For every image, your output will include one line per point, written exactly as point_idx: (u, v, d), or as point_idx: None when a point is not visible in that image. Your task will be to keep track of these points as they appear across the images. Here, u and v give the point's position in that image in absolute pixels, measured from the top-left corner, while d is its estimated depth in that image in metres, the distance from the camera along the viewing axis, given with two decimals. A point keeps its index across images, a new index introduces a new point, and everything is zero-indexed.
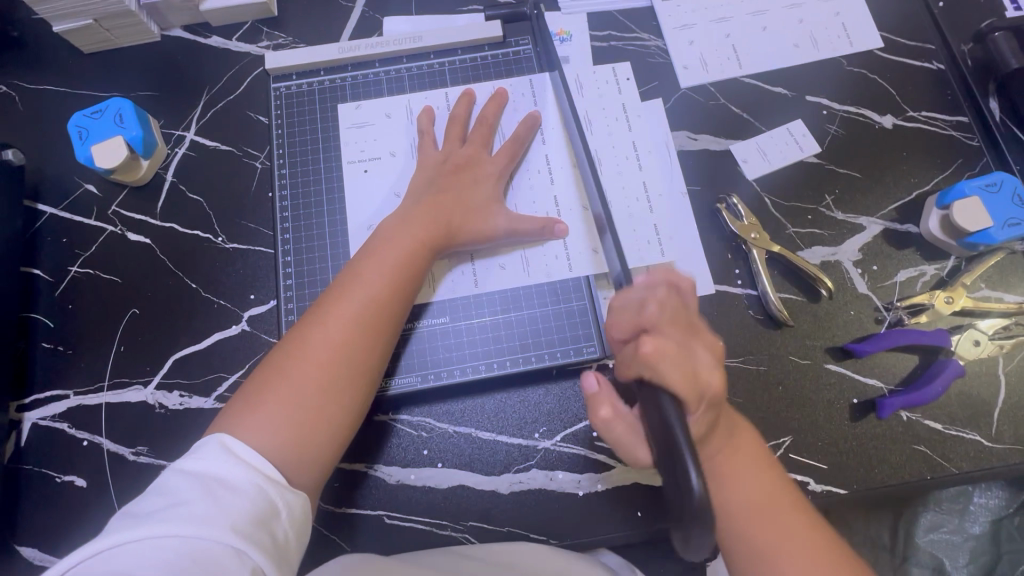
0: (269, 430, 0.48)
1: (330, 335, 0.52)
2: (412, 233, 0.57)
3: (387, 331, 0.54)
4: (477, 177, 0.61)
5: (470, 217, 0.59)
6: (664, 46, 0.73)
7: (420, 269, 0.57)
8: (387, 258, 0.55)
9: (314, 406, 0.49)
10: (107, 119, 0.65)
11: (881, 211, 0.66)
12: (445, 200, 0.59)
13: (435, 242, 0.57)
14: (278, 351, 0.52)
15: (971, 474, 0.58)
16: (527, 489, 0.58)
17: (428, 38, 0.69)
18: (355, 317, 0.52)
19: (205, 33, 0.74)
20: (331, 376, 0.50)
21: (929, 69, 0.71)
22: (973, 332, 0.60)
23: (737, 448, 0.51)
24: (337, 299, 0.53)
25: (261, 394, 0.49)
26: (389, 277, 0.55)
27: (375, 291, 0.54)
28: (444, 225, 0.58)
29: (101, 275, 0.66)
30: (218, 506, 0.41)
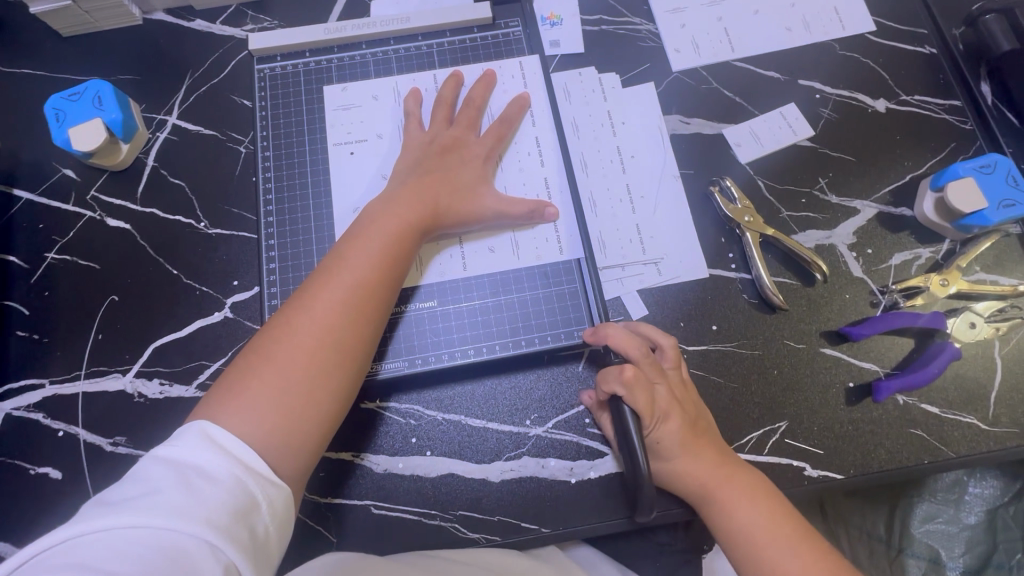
0: (253, 416, 0.46)
1: (316, 318, 0.50)
2: (400, 216, 0.55)
3: (376, 316, 0.53)
4: (466, 159, 0.60)
5: (458, 199, 0.58)
6: (656, 30, 0.72)
7: (409, 252, 0.55)
8: (375, 240, 0.54)
9: (300, 392, 0.48)
10: (86, 101, 0.64)
11: (875, 194, 0.66)
12: (434, 182, 0.58)
13: (423, 224, 0.56)
14: (261, 336, 0.50)
15: (968, 458, 0.58)
16: (519, 477, 0.57)
17: (416, 20, 0.68)
18: (343, 300, 0.51)
19: (188, 17, 0.73)
20: (318, 360, 0.49)
21: (922, 53, 0.71)
22: (970, 315, 0.59)
23: (732, 477, 0.52)
24: (322, 283, 0.52)
25: (244, 379, 0.47)
26: (377, 259, 0.53)
27: (363, 274, 0.52)
28: (432, 207, 0.56)
29: (79, 261, 0.64)
30: (195, 498, 0.39)
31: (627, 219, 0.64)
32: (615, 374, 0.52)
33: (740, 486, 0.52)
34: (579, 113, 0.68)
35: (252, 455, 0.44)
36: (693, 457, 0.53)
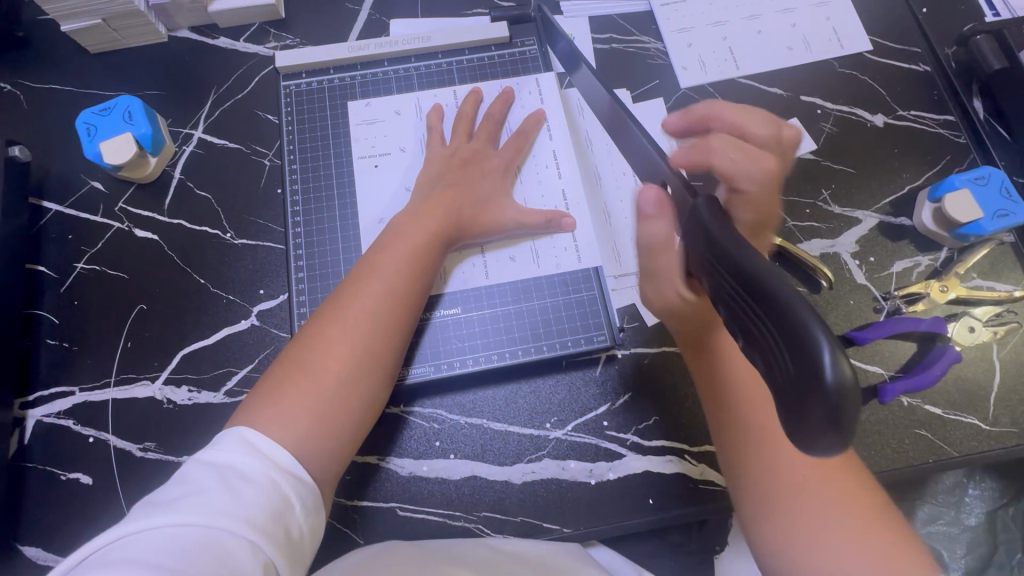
0: (290, 421, 0.48)
1: (350, 327, 0.52)
2: (427, 228, 0.57)
3: (404, 324, 0.55)
4: (483, 172, 0.63)
5: (480, 210, 0.60)
6: (664, 48, 0.75)
7: (433, 263, 0.57)
8: (403, 251, 0.56)
9: (334, 399, 0.50)
10: (116, 116, 0.66)
11: (876, 204, 0.69)
12: (456, 195, 0.60)
13: (448, 235, 0.58)
14: (295, 344, 0.52)
15: (970, 458, 0.60)
16: (540, 478, 0.59)
17: (436, 38, 0.70)
18: (374, 309, 0.53)
19: (212, 35, 0.75)
20: (349, 367, 0.51)
21: (916, 71, 0.75)
22: (969, 320, 0.62)
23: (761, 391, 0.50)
24: (353, 293, 0.54)
25: (281, 387, 0.49)
26: (405, 271, 0.55)
27: (392, 285, 0.54)
28: (455, 219, 0.59)
29: (107, 270, 0.65)
30: (234, 497, 0.41)
31: None
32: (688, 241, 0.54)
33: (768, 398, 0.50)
34: None
35: (287, 460, 0.45)
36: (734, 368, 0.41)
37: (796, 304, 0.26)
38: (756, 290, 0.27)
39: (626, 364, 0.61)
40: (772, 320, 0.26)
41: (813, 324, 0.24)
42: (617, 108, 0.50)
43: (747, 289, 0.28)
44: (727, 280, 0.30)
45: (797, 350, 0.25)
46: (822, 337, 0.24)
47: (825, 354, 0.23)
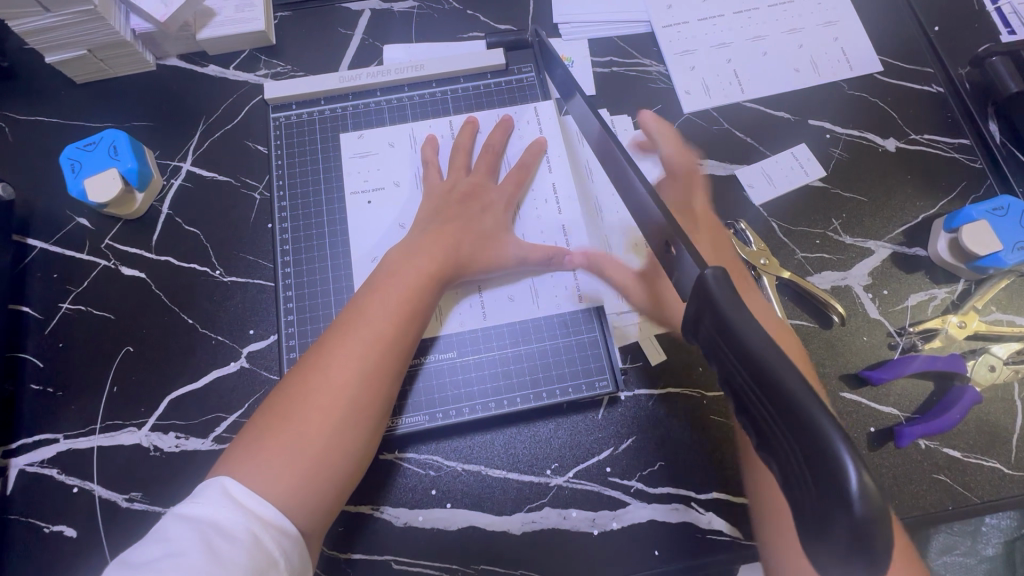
0: (273, 476, 0.46)
1: (336, 376, 0.50)
2: (420, 266, 0.55)
3: (394, 370, 0.52)
4: (484, 205, 0.60)
5: (478, 249, 0.58)
6: (666, 72, 0.73)
7: (426, 303, 0.55)
8: (394, 294, 0.54)
9: (318, 452, 0.47)
10: (101, 151, 0.64)
11: (889, 234, 0.66)
12: (451, 231, 0.58)
13: (442, 275, 0.56)
14: (281, 391, 0.50)
15: (992, 503, 0.57)
16: (540, 529, 0.56)
17: (430, 67, 0.68)
18: (362, 355, 0.51)
19: (201, 62, 0.73)
20: (334, 416, 0.49)
21: (929, 92, 0.72)
22: (989, 357, 0.59)
23: None
24: (341, 339, 0.51)
25: (265, 438, 0.47)
26: (394, 314, 0.53)
27: (381, 329, 0.52)
28: (450, 259, 0.56)
29: (94, 311, 0.63)
30: (214, 559, 0.40)
31: None
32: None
33: None
34: None
35: (273, 514, 0.44)
36: None
37: (811, 411, 0.24)
38: (771, 391, 0.25)
39: (630, 407, 0.59)
40: (788, 428, 0.25)
41: (832, 437, 0.23)
42: (607, 138, 0.45)
43: (760, 383, 0.26)
44: (734, 364, 0.28)
45: (820, 467, 0.23)
46: (844, 451, 0.22)
47: (851, 474, 0.22)
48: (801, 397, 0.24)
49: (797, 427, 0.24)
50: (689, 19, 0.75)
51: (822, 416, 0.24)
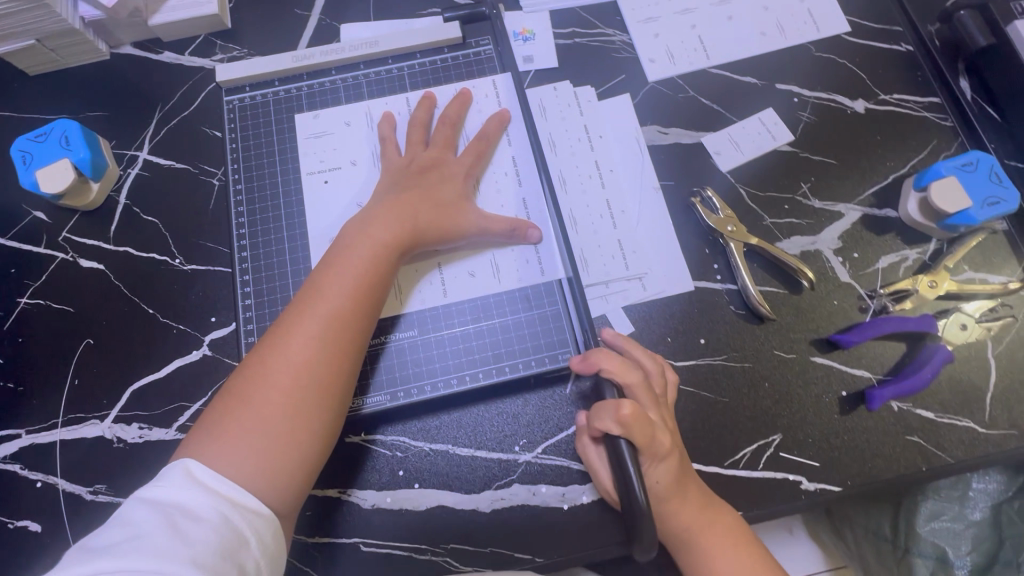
0: (238, 457, 0.46)
1: (294, 354, 0.49)
2: (377, 240, 0.54)
3: (354, 345, 0.51)
4: (443, 177, 0.59)
5: (437, 220, 0.56)
6: (629, 40, 0.71)
7: (384, 276, 0.54)
8: (349, 270, 0.52)
9: (282, 431, 0.47)
10: (52, 141, 0.63)
11: (859, 196, 0.65)
12: (410, 203, 0.56)
13: (400, 246, 0.55)
14: (239, 373, 0.50)
15: (967, 463, 0.56)
16: (509, 506, 0.56)
17: (385, 43, 0.67)
18: (318, 332, 0.50)
19: (155, 49, 0.72)
20: (293, 395, 0.48)
21: (898, 51, 0.70)
22: (961, 316, 0.59)
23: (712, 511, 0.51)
24: (298, 316, 0.51)
25: (225, 421, 0.47)
26: (351, 288, 0.52)
27: (337, 305, 0.51)
28: (407, 232, 0.55)
29: (53, 305, 0.62)
30: (180, 539, 0.40)
31: (595, 234, 0.63)
32: (610, 412, 0.48)
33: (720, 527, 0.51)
34: (542, 116, 0.68)
35: (240, 494, 0.44)
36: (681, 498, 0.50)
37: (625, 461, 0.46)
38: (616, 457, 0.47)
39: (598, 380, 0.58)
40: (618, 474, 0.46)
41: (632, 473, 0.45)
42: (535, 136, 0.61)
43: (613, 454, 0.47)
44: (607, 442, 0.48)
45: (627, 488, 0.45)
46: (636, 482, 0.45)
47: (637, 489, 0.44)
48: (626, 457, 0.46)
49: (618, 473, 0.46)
50: None
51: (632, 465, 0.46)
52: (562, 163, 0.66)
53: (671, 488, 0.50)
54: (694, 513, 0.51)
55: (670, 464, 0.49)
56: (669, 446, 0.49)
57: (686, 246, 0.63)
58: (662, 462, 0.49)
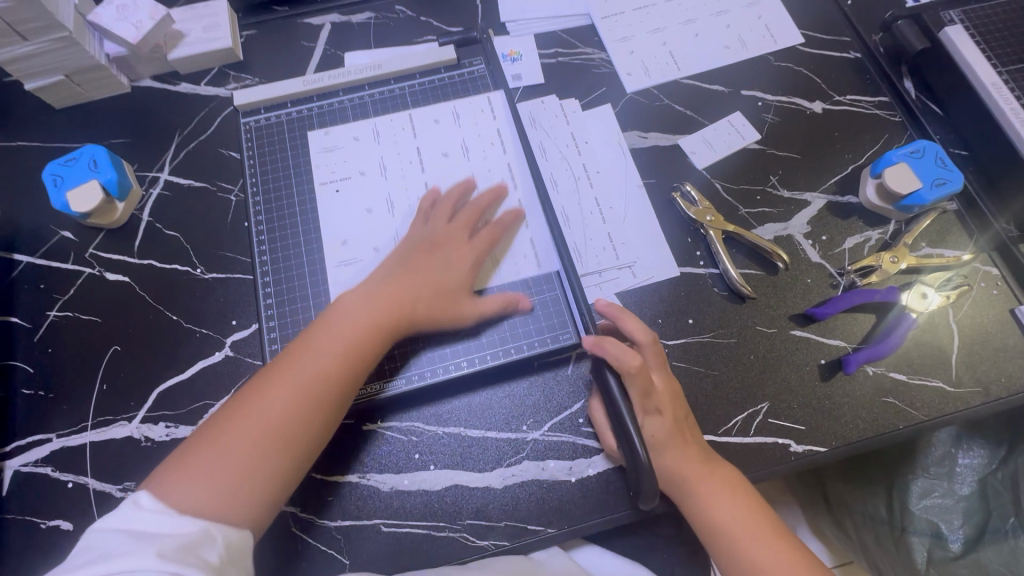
0: (195, 501, 0.46)
1: (271, 409, 0.50)
2: (377, 313, 0.56)
3: (331, 411, 0.52)
4: (446, 253, 0.61)
5: (432, 296, 0.59)
6: (607, 58, 0.79)
7: (372, 352, 0.55)
8: (347, 333, 0.54)
9: (238, 485, 0.47)
10: (82, 165, 0.68)
11: (823, 185, 0.71)
12: (411, 279, 0.59)
13: (393, 325, 0.56)
14: (220, 413, 0.51)
15: (939, 420, 0.61)
16: (521, 481, 0.59)
17: (388, 66, 0.73)
18: (302, 390, 0.51)
19: (173, 82, 0.78)
20: (261, 444, 0.49)
21: (848, 58, 0.78)
22: (922, 287, 0.65)
23: (710, 463, 0.56)
24: (285, 370, 0.52)
25: (191, 459, 0.48)
26: (340, 354, 0.53)
27: (322, 369, 0.52)
28: (405, 308, 0.57)
29: (80, 316, 0.66)
30: (141, 542, 0.41)
31: (587, 230, 0.69)
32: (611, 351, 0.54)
33: (718, 480, 0.55)
34: (532, 126, 0.74)
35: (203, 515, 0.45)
36: (679, 451, 0.55)
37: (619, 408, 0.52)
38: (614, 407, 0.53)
39: None
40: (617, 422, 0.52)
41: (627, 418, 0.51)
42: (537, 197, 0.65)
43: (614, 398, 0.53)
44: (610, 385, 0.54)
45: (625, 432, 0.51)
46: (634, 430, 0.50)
47: (633, 433, 0.50)
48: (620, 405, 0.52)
49: (619, 426, 0.52)
50: (624, 10, 0.81)
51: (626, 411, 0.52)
52: (553, 167, 0.72)
53: (667, 439, 0.55)
54: (694, 464, 0.55)
55: (667, 416, 0.55)
56: (663, 403, 0.55)
57: (670, 237, 0.69)
58: (657, 416, 0.55)
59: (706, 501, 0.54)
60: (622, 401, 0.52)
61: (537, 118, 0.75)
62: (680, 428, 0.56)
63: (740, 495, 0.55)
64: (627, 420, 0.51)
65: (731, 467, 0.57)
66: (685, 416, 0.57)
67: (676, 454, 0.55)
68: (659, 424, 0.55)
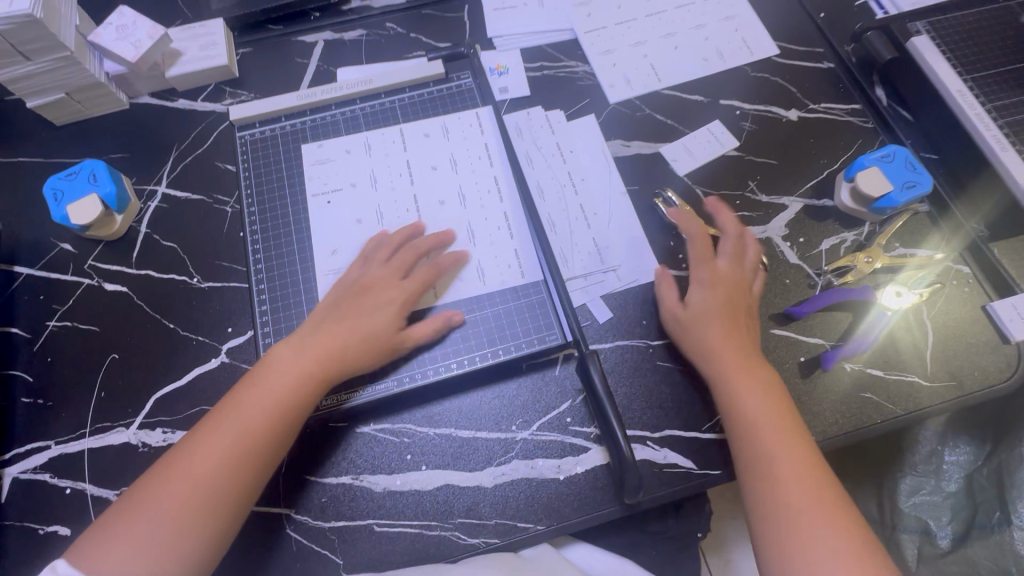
0: (126, 558, 0.48)
1: (199, 463, 0.52)
2: (303, 370, 0.57)
3: (254, 469, 0.53)
4: (377, 299, 0.62)
5: (360, 340, 0.60)
6: (591, 71, 0.82)
7: (302, 408, 0.57)
8: (276, 386, 0.56)
9: (168, 540, 0.49)
10: (81, 179, 0.70)
11: (800, 190, 0.74)
12: (338, 333, 0.60)
13: (322, 374, 0.58)
14: (155, 468, 0.53)
15: (917, 414, 0.63)
16: (511, 479, 0.60)
17: (378, 80, 0.76)
18: (227, 450, 0.53)
19: (171, 98, 0.80)
20: (185, 505, 0.50)
21: (822, 68, 0.82)
22: (896, 286, 0.67)
23: (750, 362, 0.60)
24: (215, 425, 0.54)
25: (125, 517, 0.50)
26: (267, 405, 0.55)
27: (250, 422, 0.54)
28: (335, 356, 0.58)
29: (79, 325, 0.68)
30: None
31: (572, 236, 0.71)
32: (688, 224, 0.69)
33: (754, 376, 0.59)
34: (518, 138, 0.77)
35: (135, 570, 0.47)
36: (726, 333, 0.61)
37: (599, 391, 0.58)
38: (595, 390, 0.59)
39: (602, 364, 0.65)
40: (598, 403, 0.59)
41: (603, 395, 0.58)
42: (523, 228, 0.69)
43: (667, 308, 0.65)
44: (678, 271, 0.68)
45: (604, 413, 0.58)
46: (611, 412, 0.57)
47: (608, 407, 0.57)
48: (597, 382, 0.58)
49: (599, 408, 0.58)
50: (606, 25, 0.85)
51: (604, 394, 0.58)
52: (539, 176, 0.75)
53: (712, 306, 0.63)
54: (735, 354, 0.60)
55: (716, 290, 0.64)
56: (715, 281, 0.64)
57: (652, 241, 0.71)
58: (707, 289, 0.64)
59: (739, 391, 0.58)
60: (599, 379, 0.58)
61: (523, 129, 0.78)
62: (731, 315, 0.62)
63: (772, 398, 0.58)
64: (608, 406, 0.57)
65: (776, 377, 0.60)
66: (739, 308, 0.63)
67: (723, 327, 0.61)
68: (706, 294, 0.64)
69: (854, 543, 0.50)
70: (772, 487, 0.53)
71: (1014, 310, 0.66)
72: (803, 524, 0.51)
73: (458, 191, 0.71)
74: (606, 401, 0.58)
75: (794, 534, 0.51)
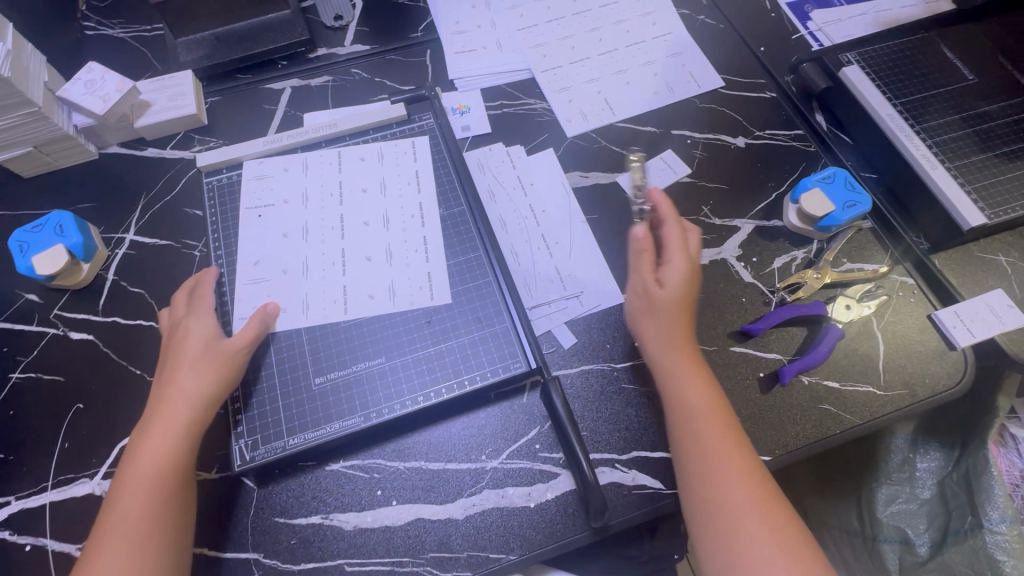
0: None
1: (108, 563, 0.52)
2: (161, 432, 0.57)
3: (166, 534, 0.54)
4: (181, 337, 0.62)
5: (177, 377, 0.59)
6: (549, 107, 0.86)
7: (178, 462, 0.56)
8: (135, 464, 0.56)
9: None
10: (48, 230, 0.71)
11: (751, 212, 0.78)
12: (165, 381, 0.60)
13: (169, 426, 0.58)
14: None
15: (874, 423, 0.65)
16: (482, 510, 0.60)
17: (342, 123, 0.78)
18: (133, 535, 0.53)
19: (140, 147, 0.82)
20: None
21: (765, 98, 0.87)
22: (844, 299, 0.71)
23: (695, 362, 0.62)
24: (104, 529, 0.54)
25: None
26: (135, 484, 0.55)
27: (130, 505, 0.54)
28: (171, 404, 0.58)
29: (44, 376, 0.67)
30: None
31: (535, 265, 0.73)
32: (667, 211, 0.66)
33: (697, 374, 0.61)
34: (480, 173, 0.80)
35: None
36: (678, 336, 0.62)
37: (560, 413, 0.61)
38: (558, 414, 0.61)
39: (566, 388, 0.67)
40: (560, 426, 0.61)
41: (564, 419, 0.60)
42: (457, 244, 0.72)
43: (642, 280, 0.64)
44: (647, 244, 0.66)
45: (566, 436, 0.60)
46: (570, 429, 0.60)
47: (568, 428, 0.60)
48: (560, 408, 0.61)
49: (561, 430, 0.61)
50: (561, 64, 0.89)
51: (567, 418, 0.60)
52: (502, 208, 0.77)
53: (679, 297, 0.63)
54: (686, 354, 0.62)
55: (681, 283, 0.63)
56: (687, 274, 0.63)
57: (612, 266, 0.74)
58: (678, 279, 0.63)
59: (685, 392, 0.60)
60: (558, 402, 0.61)
61: (486, 166, 0.81)
62: (684, 315, 0.63)
63: (714, 399, 0.60)
64: (568, 428, 0.60)
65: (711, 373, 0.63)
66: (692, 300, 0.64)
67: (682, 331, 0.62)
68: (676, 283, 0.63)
69: (789, 538, 0.53)
70: (714, 487, 0.55)
71: (956, 317, 0.69)
72: (743, 521, 0.54)
73: (383, 212, 0.74)
74: (568, 425, 0.60)
75: (728, 531, 0.54)
